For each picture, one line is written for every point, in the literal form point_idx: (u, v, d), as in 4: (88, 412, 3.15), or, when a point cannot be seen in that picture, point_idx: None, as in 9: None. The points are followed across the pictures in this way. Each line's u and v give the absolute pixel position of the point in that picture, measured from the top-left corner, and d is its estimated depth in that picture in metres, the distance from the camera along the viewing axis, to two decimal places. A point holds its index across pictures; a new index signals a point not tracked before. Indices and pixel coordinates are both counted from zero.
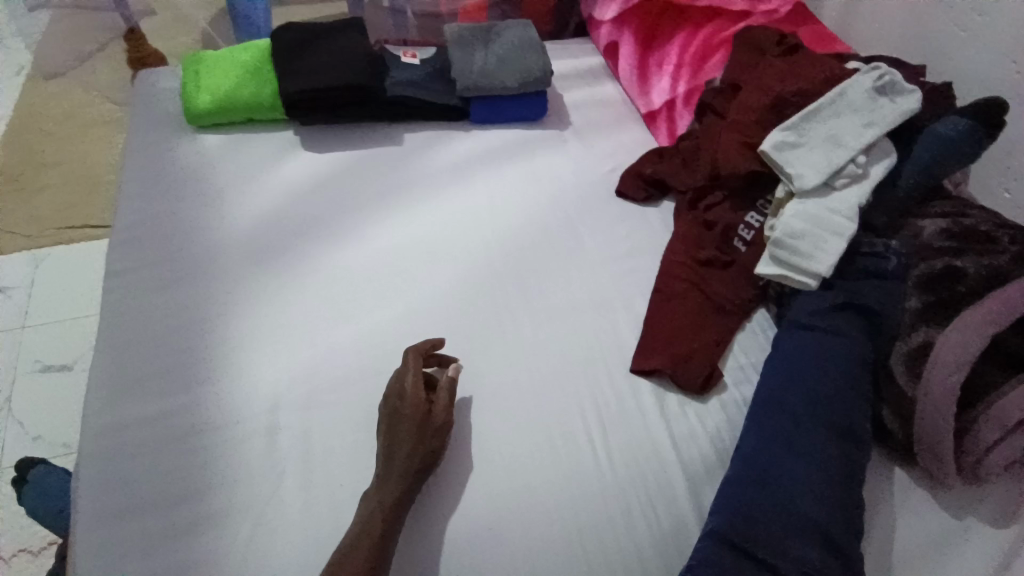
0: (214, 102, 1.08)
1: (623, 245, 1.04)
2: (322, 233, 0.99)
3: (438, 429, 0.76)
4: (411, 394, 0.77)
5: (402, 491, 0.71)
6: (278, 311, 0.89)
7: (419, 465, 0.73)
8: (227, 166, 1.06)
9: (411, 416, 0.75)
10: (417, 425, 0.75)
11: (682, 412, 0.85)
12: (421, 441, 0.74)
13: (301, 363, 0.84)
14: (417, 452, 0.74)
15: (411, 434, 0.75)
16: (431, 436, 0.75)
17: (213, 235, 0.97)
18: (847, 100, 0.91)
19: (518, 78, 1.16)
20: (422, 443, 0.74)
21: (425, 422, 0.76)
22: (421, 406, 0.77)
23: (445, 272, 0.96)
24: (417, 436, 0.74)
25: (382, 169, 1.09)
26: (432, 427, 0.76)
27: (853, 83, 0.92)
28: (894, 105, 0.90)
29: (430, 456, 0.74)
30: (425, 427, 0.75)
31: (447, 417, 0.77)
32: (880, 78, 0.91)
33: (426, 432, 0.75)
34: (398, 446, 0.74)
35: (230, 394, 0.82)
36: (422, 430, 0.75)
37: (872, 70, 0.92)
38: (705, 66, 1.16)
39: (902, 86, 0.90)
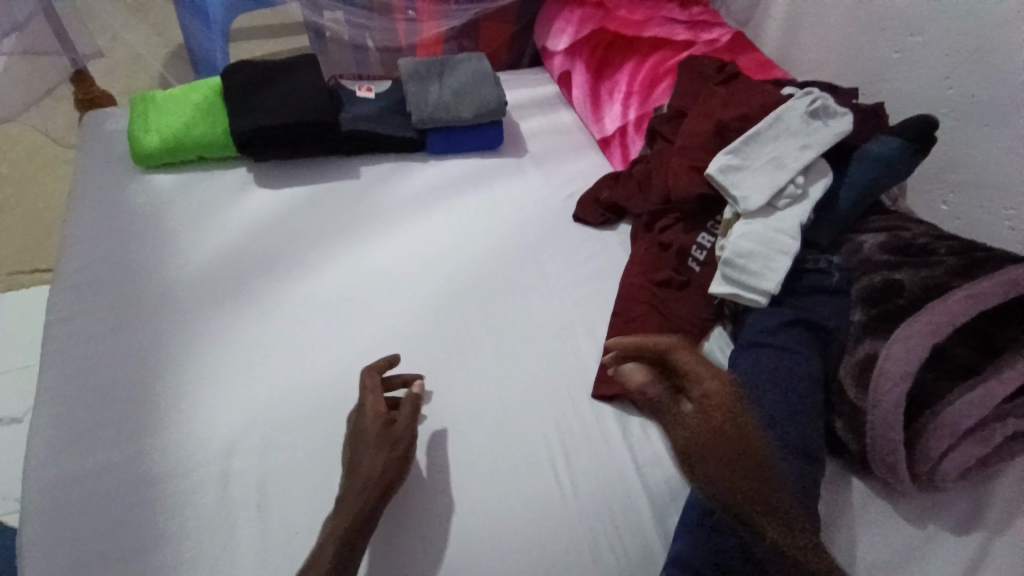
0: (166, 142, 1.06)
1: (582, 271, 1.05)
2: (278, 269, 0.97)
3: (400, 448, 0.73)
4: (372, 412, 0.77)
5: (362, 519, 0.67)
6: (235, 352, 0.87)
7: (378, 487, 0.69)
8: (180, 205, 1.03)
9: (374, 429, 0.75)
10: (378, 444, 0.73)
11: (646, 435, 0.86)
12: (379, 462, 0.71)
13: (258, 405, 0.81)
14: (379, 473, 0.71)
15: (372, 453, 0.72)
16: (392, 454, 0.72)
17: (165, 276, 0.94)
18: (784, 124, 0.95)
19: (474, 110, 1.18)
20: (381, 463, 0.71)
21: (386, 440, 0.74)
22: (382, 426, 0.75)
23: (406, 305, 0.95)
24: (378, 455, 0.72)
25: (340, 202, 1.08)
26: (395, 439, 0.74)
27: (788, 108, 0.96)
28: (827, 127, 0.94)
29: (390, 476, 0.71)
30: (386, 445, 0.73)
31: (413, 431, 0.75)
32: (813, 103, 0.96)
33: (387, 450, 0.72)
34: (359, 468, 0.72)
35: (183, 442, 0.78)
36: (384, 448, 0.73)
37: (805, 96, 0.97)
38: (653, 93, 1.21)
39: (834, 109, 0.95)
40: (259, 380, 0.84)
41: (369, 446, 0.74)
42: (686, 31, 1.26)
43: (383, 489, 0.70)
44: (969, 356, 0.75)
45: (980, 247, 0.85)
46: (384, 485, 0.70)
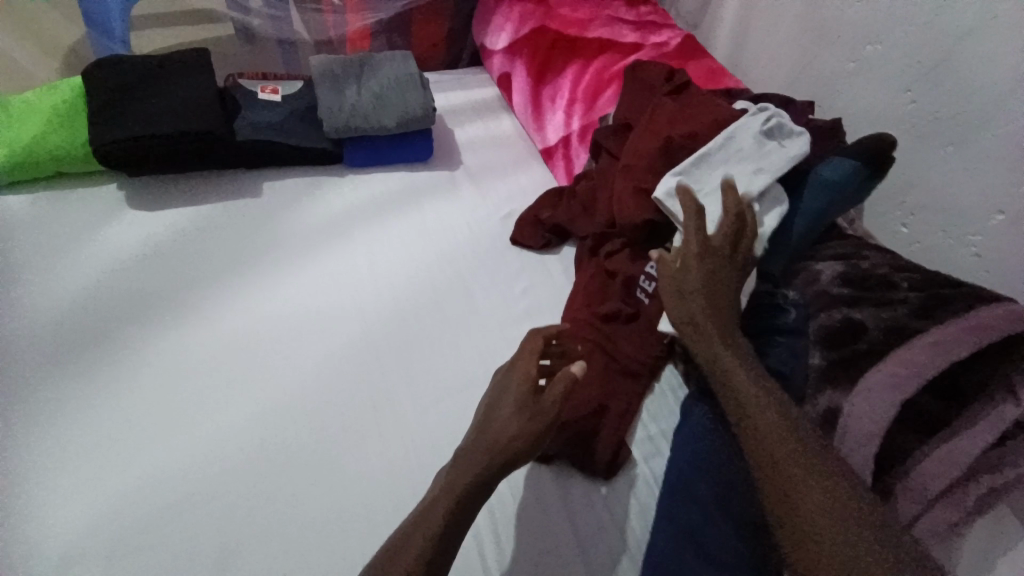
0: (12, 156, 0.87)
1: (520, 303, 0.93)
2: (160, 314, 0.82)
3: (542, 423, 0.64)
4: (530, 370, 0.69)
5: (470, 497, 0.60)
6: (89, 424, 0.71)
7: (502, 456, 0.62)
8: (31, 235, 0.86)
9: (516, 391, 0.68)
10: (519, 408, 0.66)
11: (589, 502, 0.75)
12: (510, 430, 0.63)
13: (109, 495, 0.67)
14: (507, 440, 0.63)
15: (507, 415, 0.65)
16: (532, 427, 0.64)
17: (7, 327, 0.77)
18: (736, 143, 0.86)
19: (397, 117, 1.03)
20: (514, 430, 0.64)
21: (527, 409, 0.65)
22: (529, 383, 0.68)
23: (310, 352, 0.81)
24: (510, 419, 0.65)
25: (240, 227, 0.93)
26: (536, 409, 0.65)
27: (741, 126, 0.87)
28: (783, 148, 0.86)
29: (520, 448, 0.63)
30: (532, 405, 0.66)
31: (557, 408, 0.65)
32: (768, 121, 0.87)
33: (522, 422, 0.64)
34: (487, 431, 0.65)
35: (8, 549, 0.63)
36: (527, 418, 0.64)
37: (759, 113, 0.88)
38: (598, 102, 1.09)
39: (789, 129, 0.87)
40: (113, 463, 0.69)
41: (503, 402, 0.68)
42: (634, 32, 1.16)
43: (503, 460, 0.62)
44: (931, 405, 0.67)
45: (942, 279, 0.77)
46: (505, 455, 0.62)
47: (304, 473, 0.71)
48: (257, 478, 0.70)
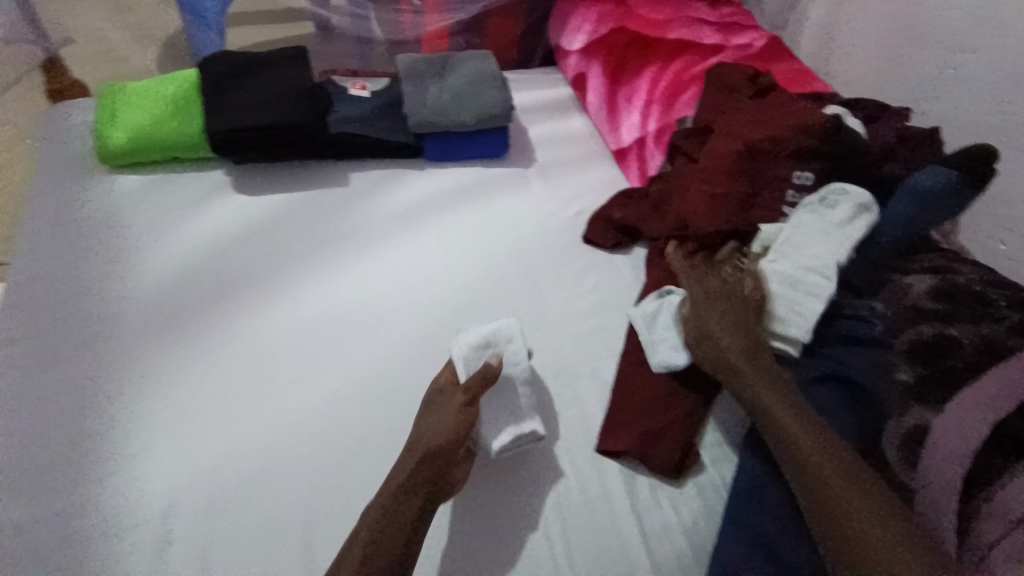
0: (132, 140, 0.95)
1: (588, 301, 0.94)
2: (253, 292, 0.86)
3: (463, 420, 0.70)
4: (458, 395, 0.72)
5: (417, 495, 0.65)
6: (183, 387, 0.76)
7: (434, 457, 0.66)
8: (142, 209, 0.93)
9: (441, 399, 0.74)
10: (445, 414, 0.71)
11: (655, 499, 0.76)
12: (441, 429, 0.69)
13: (204, 454, 0.71)
14: (430, 449, 0.67)
15: (434, 428, 0.69)
16: (456, 425, 0.69)
17: (119, 295, 0.83)
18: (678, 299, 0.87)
19: (477, 114, 1.07)
20: (440, 431, 0.69)
21: (463, 415, 0.70)
22: (459, 404, 0.71)
23: (386, 336, 0.84)
24: (437, 430, 0.69)
25: (325, 213, 0.98)
26: (458, 410, 0.71)
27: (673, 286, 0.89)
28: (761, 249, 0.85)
29: (447, 444, 0.67)
30: (461, 417, 0.70)
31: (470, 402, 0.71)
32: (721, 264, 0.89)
33: (458, 425, 0.69)
34: (423, 439, 0.69)
35: (117, 494, 0.68)
36: (451, 418, 0.70)
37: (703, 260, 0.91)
38: (676, 105, 1.09)
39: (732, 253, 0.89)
40: (211, 423, 0.74)
41: (433, 417, 0.72)
42: (715, 33, 1.14)
43: (435, 465, 0.66)
44: None
45: None
46: (436, 463, 0.66)
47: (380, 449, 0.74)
48: (342, 451, 0.73)
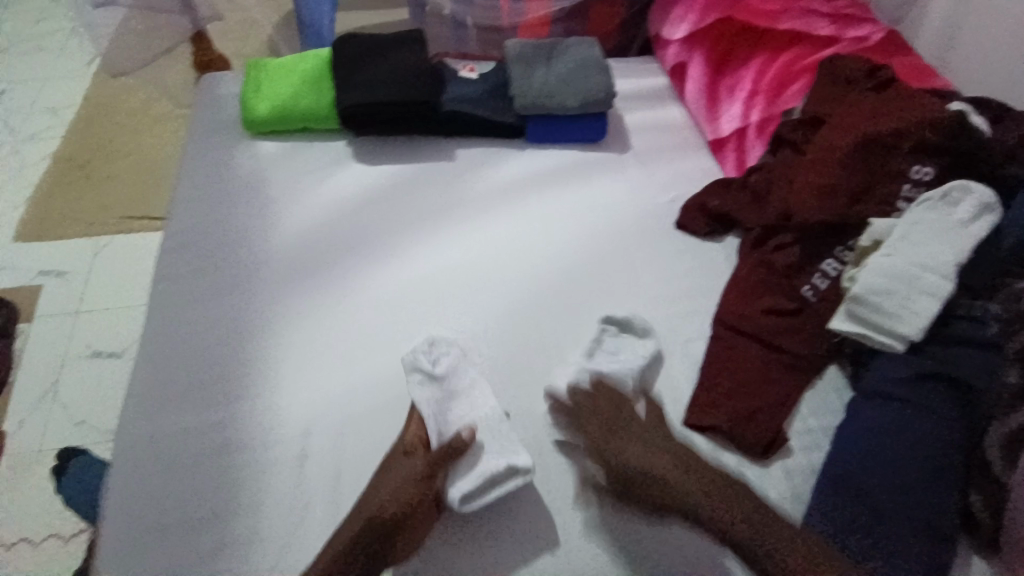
0: (274, 110, 1.07)
1: (680, 285, 0.97)
2: (375, 251, 0.96)
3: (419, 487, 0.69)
4: (421, 467, 0.71)
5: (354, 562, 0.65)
6: (316, 328, 0.86)
7: (381, 523, 0.67)
8: (281, 170, 1.04)
9: (403, 459, 0.73)
10: (405, 478, 0.71)
11: (743, 477, 0.78)
12: (392, 495, 0.69)
13: (335, 387, 0.81)
14: (380, 519, 0.67)
15: (388, 498, 0.69)
16: (414, 492, 0.69)
17: (264, 244, 0.95)
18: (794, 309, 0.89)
19: (580, 99, 1.11)
20: (392, 496, 0.69)
21: (420, 485, 0.70)
22: (419, 474, 0.71)
23: (490, 300, 0.92)
24: (392, 502, 0.68)
25: (436, 186, 1.06)
26: (415, 476, 0.70)
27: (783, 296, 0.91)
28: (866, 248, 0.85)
29: (396, 511, 0.67)
30: (413, 493, 0.69)
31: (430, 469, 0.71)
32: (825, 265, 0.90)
33: (413, 495, 0.68)
34: (374, 502, 0.69)
35: (263, 413, 0.78)
36: (407, 484, 0.70)
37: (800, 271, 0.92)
38: (783, 95, 1.08)
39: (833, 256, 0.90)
40: (341, 361, 0.83)
41: (388, 481, 0.71)
42: (829, 25, 1.12)
43: (377, 534, 0.66)
44: None
45: None
46: (381, 535, 0.67)
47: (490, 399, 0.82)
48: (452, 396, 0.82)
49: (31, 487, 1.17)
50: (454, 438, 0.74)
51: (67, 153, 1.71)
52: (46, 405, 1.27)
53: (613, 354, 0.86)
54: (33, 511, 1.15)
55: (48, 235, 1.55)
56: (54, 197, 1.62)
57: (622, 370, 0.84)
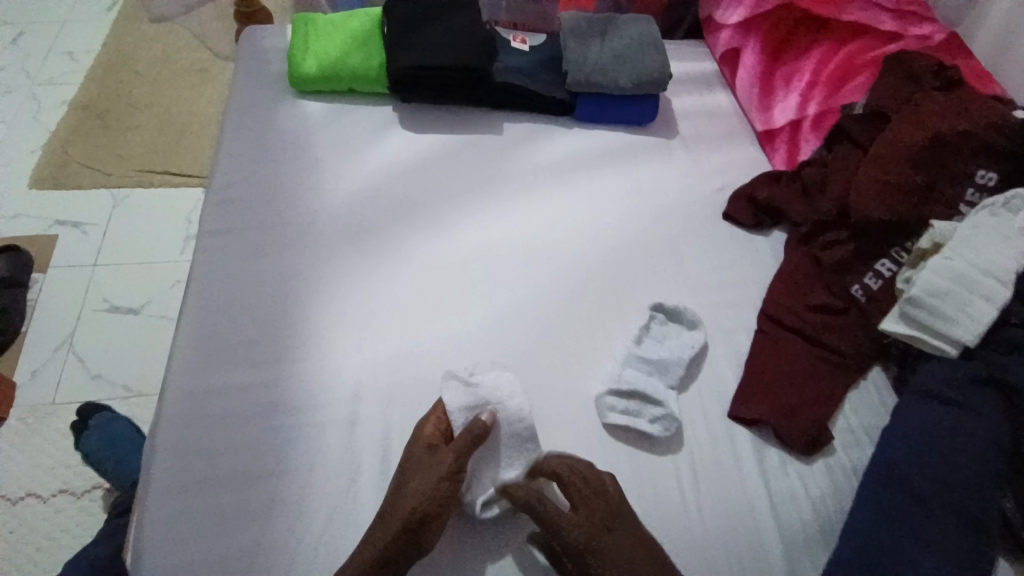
0: (322, 68, 1.06)
1: (726, 274, 0.96)
2: (423, 219, 0.96)
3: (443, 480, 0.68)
4: (447, 460, 0.70)
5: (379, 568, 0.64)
6: (363, 296, 0.87)
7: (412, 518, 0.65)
8: (328, 136, 1.05)
9: (421, 452, 0.72)
10: (428, 475, 0.69)
11: (784, 470, 0.78)
12: (417, 493, 0.67)
13: (384, 353, 0.82)
14: (413, 513, 0.66)
15: (417, 490, 0.68)
16: (439, 488, 0.68)
17: (313, 209, 0.95)
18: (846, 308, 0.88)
19: (633, 78, 1.08)
20: (415, 495, 0.67)
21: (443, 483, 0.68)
22: (444, 472, 0.69)
23: (538, 276, 0.91)
24: (420, 494, 0.67)
25: (482, 157, 1.05)
26: (441, 471, 0.69)
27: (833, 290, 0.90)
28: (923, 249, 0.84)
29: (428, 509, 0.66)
30: (442, 487, 0.68)
31: (455, 462, 0.70)
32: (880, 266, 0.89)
33: (440, 490, 0.67)
34: (402, 501, 0.67)
35: (311, 375, 0.79)
36: (431, 479, 0.68)
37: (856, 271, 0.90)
38: (844, 89, 1.06)
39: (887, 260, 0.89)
40: (391, 329, 0.84)
41: (416, 476, 0.70)
42: (894, 20, 1.08)
43: (413, 527, 0.65)
44: None
45: None
46: (417, 529, 0.65)
47: (533, 375, 0.82)
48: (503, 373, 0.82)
49: (48, 438, 1.17)
50: (473, 424, 0.73)
51: (85, 100, 1.66)
52: (62, 356, 1.26)
53: (658, 342, 0.86)
54: (50, 462, 1.15)
55: (66, 183, 1.51)
56: (72, 145, 1.57)
57: (670, 358, 0.84)
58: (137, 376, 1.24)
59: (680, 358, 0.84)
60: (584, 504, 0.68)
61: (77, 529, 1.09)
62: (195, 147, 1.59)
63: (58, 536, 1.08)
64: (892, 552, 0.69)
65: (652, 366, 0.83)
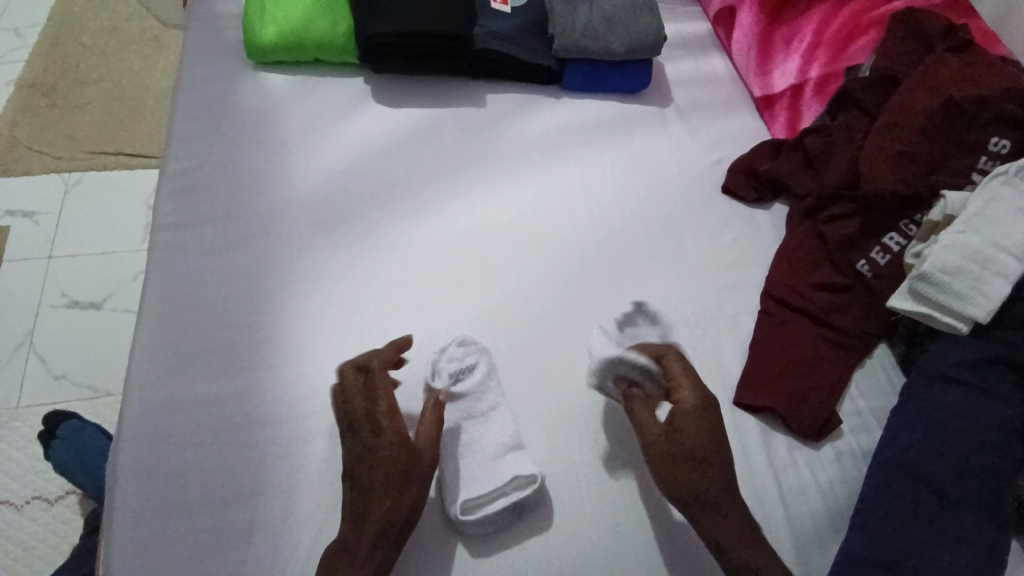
0: (283, 37, 0.97)
1: (728, 254, 0.91)
2: (405, 201, 0.89)
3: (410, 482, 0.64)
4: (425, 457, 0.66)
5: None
6: (343, 291, 0.80)
7: (387, 531, 0.61)
8: (296, 112, 0.96)
9: (388, 453, 0.64)
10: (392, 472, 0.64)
11: (793, 459, 0.75)
12: (385, 502, 0.62)
13: (370, 352, 0.76)
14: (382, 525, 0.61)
15: (382, 496, 0.63)
16: (405, 494, 0.63)
17: (283, 196, 0.87)
18: (853, 285, 0.84)
19: (626, 42, 1.00)
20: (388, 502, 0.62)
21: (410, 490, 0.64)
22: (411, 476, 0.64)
23: (531, 263, 0.86)
24: (386, 501, 0.62)
25: (467, 133, 0.97)
26: (410, 476, 0.64)
27: (842, 263, 0.85)
28: (930, 224, 0.80)
29: (397, 522, 0.62)
30: (409, 490, 0.63)
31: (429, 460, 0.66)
32: (888, 240, 0.85)
33: (409, 501, 0.63)
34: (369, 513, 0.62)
35: (292, 381, 0.74)
36: (399, 480, 0.64)
37: (863, 244, 0.86)
38: (848, 50, 1.00)
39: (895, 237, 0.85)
40: (376, 324, 0.78)
41: (377, 478, 0.63)
42: None
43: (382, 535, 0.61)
44: None
45: None
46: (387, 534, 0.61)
47: (529, 366, 0.78)
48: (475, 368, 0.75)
49: (10, 446, 1.08)
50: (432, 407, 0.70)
51: (30, 77, 1.51)
52: (21, 357, 1.17)
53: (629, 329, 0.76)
54: (15, 471, 1.07)
55: (12, 168, 1.38)
56: (18, 127, 1.44)
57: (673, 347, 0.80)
58: (105, 375, 1.16)
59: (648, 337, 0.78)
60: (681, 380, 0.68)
61: (52, 538, 1.02)
62: (154, 125, 1.47)
63: (28, 550, 1.01)
64: (911, 545, 0.67)
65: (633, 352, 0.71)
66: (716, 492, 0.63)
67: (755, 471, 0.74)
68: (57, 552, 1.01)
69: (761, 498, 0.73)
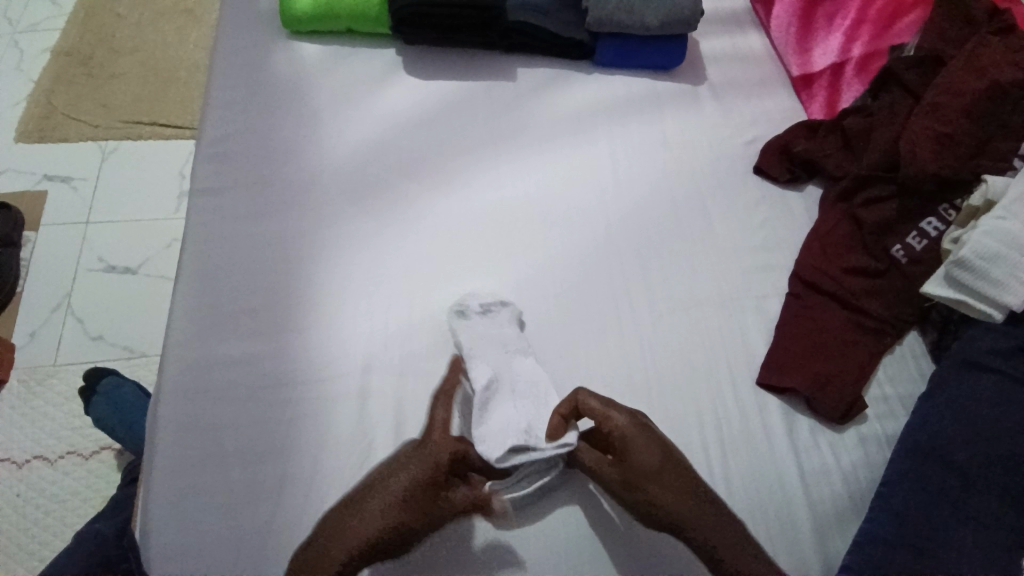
0: (317, 6, 0.97)
1: (757, 235, 0.90)
2: (432, 174, 0.89)
3: (411, 523, 0.60)
4: (427, 520, 0.61)
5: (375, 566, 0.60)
6: (371, 260, 0.82)
7: (361, 542, 0.58)
8: (327, 83, 0.96)
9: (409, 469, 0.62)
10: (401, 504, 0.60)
11: (815, 441, 0.75)
12: (379, 513, 0.59)
13: (399, 319, 0.78)
14: (370, 544, 0.59)
15: (383, 514, 0.59)
16: (400, 531, 0.59)
17: (314, 165, 0.88)
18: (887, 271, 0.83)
19: (661, 15, 0.98)
20: (377, 517, 0.59)
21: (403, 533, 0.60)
22: (414, 520, 0.60)
23: (557, 238, 0.86)
24: (381, 523, 0.59)
25: (495, 107, 0.97)
26: (414, 524, 0.60)
27: (876, 247, 0.84)
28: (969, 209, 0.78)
29: (376, 544, 0.59)
30: (407, 532, 0.60)
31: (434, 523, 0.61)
32: (925, 225, 0.83)
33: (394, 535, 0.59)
34: (370, 506, 0.60)
35: (320, 346, 0.76)
36: (403, 511, 0.60)
37: (899, 231, 0.84)
38: (893, 29, 0.97)
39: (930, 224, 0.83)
40: (403, 292, 0.80)
41: (384, 491, 0.61)
42: None
43: (368, 552, 0.59)
44: None
45: None
46: (371, 555, 0.59)
47: (552, 340, 0.79)
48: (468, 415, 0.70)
49: (49, 402, 1.14)
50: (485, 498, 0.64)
51: (66, 46, 1.54)
52: (60, 318, 1.21)
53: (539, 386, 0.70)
54: (52, 426, 1.12)
55: (50, 135, 1.42)
56: (56, 94, 1.47)
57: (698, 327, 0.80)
58: (139, 338, 1.20)
59: (540, 378, 0.72)
60: (610, 406, 0.66)
61: (86, 492, 1.08)
62: (186, 96, 1.49)
63: (65, 500, 1.07)
64: (935, 530, 0.66)
65: (538, 450, 0.64)
66: (679, 514, 0.61)
67: (776, 452, 0.74)
68: (91, 505, 1.07)
69: (780, 477, 0.73)
